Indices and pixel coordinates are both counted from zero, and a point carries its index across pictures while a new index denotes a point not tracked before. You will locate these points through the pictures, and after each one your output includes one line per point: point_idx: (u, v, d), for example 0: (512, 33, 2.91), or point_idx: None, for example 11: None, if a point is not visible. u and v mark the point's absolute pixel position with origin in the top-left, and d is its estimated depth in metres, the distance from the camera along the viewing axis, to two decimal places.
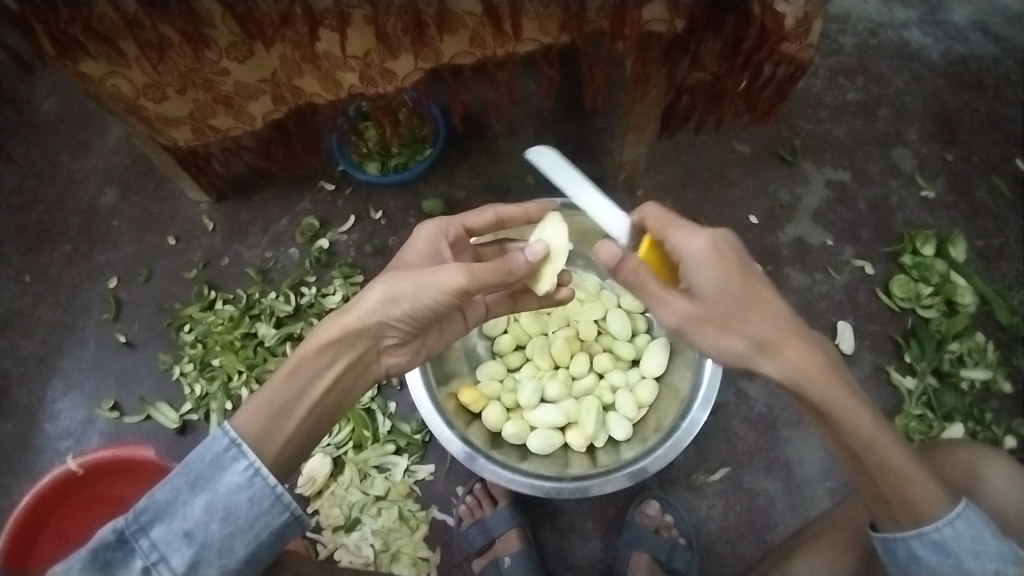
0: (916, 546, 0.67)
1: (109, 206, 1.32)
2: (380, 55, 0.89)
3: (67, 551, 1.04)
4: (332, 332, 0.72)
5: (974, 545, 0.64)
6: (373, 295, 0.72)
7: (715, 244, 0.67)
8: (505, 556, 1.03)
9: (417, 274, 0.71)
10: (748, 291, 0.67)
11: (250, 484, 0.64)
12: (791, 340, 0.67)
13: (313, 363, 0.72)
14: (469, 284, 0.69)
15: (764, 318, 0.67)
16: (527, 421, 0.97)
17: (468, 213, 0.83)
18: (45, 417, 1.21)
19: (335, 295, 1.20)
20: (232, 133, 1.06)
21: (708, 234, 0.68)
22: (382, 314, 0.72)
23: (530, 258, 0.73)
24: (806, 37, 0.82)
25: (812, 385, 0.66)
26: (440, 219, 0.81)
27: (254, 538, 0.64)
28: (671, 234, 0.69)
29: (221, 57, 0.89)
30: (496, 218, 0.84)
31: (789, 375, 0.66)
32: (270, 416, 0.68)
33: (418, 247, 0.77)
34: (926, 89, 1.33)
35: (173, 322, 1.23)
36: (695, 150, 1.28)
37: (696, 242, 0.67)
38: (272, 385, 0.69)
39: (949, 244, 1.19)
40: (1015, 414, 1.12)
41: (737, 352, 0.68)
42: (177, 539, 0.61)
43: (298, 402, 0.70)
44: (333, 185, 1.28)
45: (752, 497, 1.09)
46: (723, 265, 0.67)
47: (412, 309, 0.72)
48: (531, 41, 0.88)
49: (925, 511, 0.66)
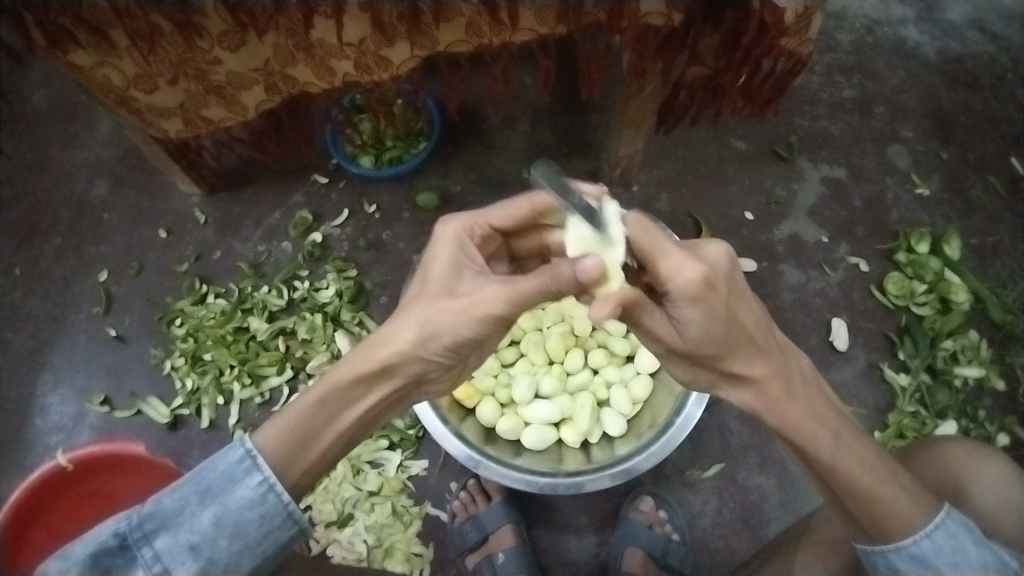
0: (895, 559, 0.67)
1: (100, 198, 1.31)
2: (374, 42, 0.88)
3: (56, 546, 1.03)
4: (367, 365, 0.69)
5: (953, 555, 0.65)
6: (413, 328, 0.69)
7: (707, 282, 0.62)
8: (498, 553, 1.03)
9: (455, 306, 0.68)
10: (729, 330, 0.64)
11: (261, 501, 0.64)
12: (759, 368, 0.67)
13: (344, 394, 0.69)
14: (510, 310, 0.67)
15: (742, 348, 0.66)
16: (521, 417, 0.96)
17: (498, 209, 0.76)
18: (35, 412, 1.19)
19: (329, 289, 1.19)
20: (225, 124, 1.05)
21: (700, 266, 0.62)
22: (420, 349, 0.70)
23: (581, 274, 0.61)
24: (805, 32, 0.81)
25: (772, 414, 0.68)
26: (464, 219, 0.75)
27: (261, 552, 0.65)
28: (659, 263, 0.62)
29: (214, 46, 0.88)
30: (530, 209, 0.76)
31: (749, 400, 0.69)
32: (295, 442, 0.67)
33: (440, 255, 0.72)
34: (922, 86, 1.33)
35: (164, 316, 1.21)
36: (691, 146, 1.27)
37: (685, 275, 0.61)
38: (297, 411, 0.68)
39: (943, 243, 1.18)
40: (1007, 412, 1.12)
41: (709, 376, 0.71)
42: (182, 551, 0.62)
43: (325, 429, 0.69)
44: (327, 177, 1.27)
45: (745, 493, 1.09)
46: (708, 305, 0.62)
47: (451, 343, 0.69)
48: (527, 31, 0.87)
49: (896, 529, 0.66)
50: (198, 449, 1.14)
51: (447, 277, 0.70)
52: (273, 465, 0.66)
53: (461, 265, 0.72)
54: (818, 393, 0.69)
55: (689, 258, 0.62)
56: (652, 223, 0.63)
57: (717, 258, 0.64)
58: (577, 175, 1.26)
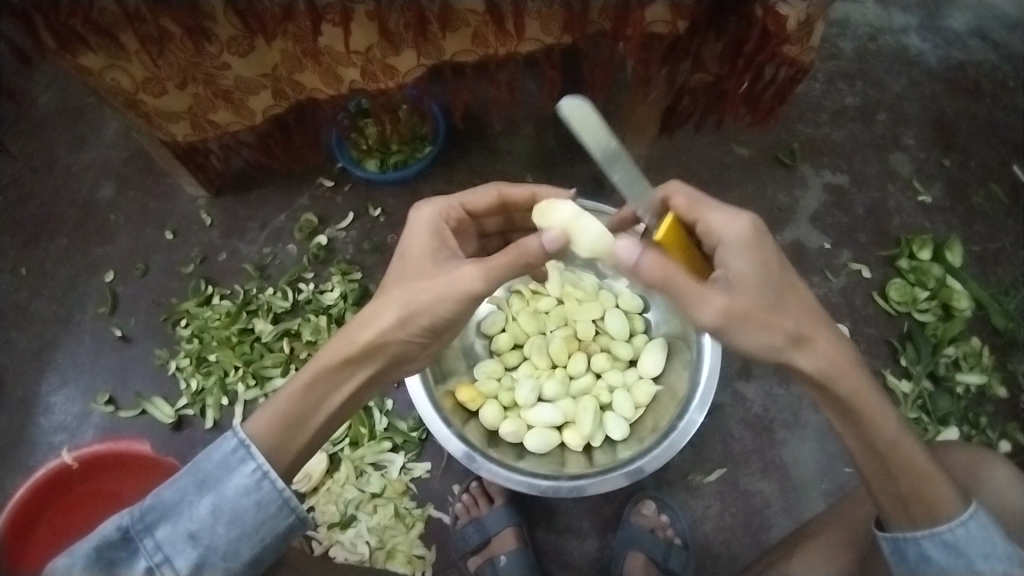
0: (928, 546, 0.67)
1: (107, 200, 1.31)
2: (381, 51, 0.89)
3: (60, 548, 1.04)
4: (349, 347, 0.71)
5: (986, 546, 0.65)
6: (392, 312, 0.70)
7: (756, 229, 0.69)
8: (501, 555, 1.03)
9: (433, 286, 0.69)
10: (784, 280, 0.68)
11: (257, 487, 0.65)
12: (825, 335, 0.69)
13: (330, 377, 0.70)
14: (485, 288, 0.69)
15: (800, 309, 0.68)
16: (524, 421, 0.97)
17: (469, 192, 0.80)
18: (39, 411, 1.20)
19: (333, 292, 1.19)
20: (232, 128, 1.06)
21: (748, 218, 0.70)
22: (399, 331, 0.71)
23: (547, 243, 0.67)
24: (807, 40, 0.82)
25: (843, 378, 0.68)
26: (437, 202, 0.78)
27: (259, 539, 0.65)
28: (708, 216, 0.70)
29: (223, 51, 0.89)
30: (498, 196, 0.81)
31: (825, 366, 0.68)
32: (285, 426, 0.68)
33: (418, 239, 0.74)
34: (924, 94, 1.33)
35: (169, 317, 1.22)
36: (694, 152, 1.28)
37: (736, 223, 0.69)
38: (284, 399, 0.69)
39: (945, 249, 1.19)
40: (1010, 418, 1.13)
41: (776, 344, 0.67)
42: (182, 541, 0.63)
43: (314, 414, 0.70)
44: (332, 181, 1.28)
45: (747, 498, 1.09)
46: (763, 253, 0.68)
47: (429, 322, 0.71)
48: (533, 41, 0.88)
49: (943, 510, 0.67)
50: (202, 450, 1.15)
51: (423, 260, 0.72)
52: (264, 452, 0.67)
53: (440, 250, 0.74)
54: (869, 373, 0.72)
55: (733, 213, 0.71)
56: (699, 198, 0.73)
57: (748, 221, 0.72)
58: (581, 181, 1.27)
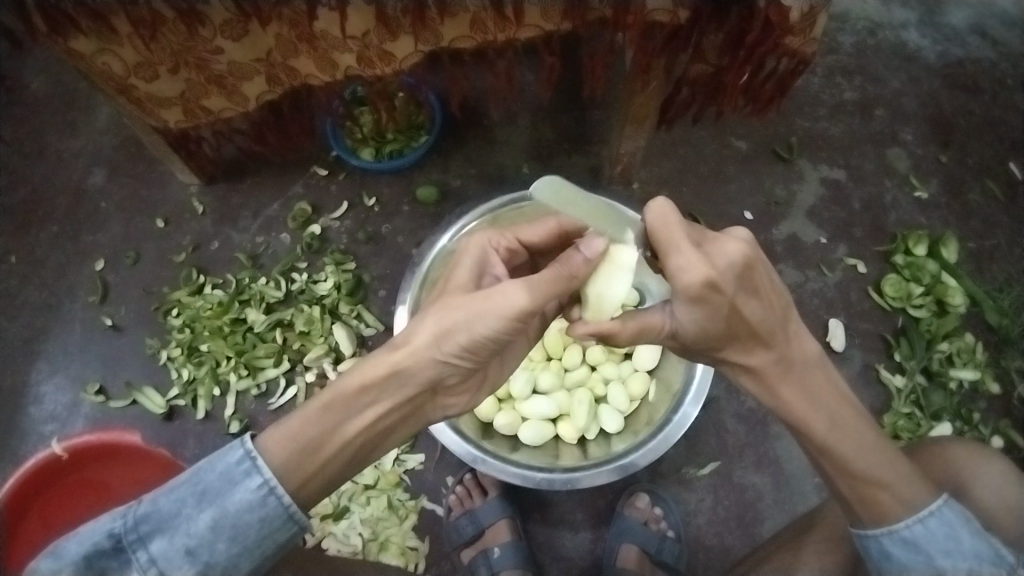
0: (888, 542, 0.68)
1: (97, 186, 1.30)
2: (378, 36, 0.87)
3: (51, 537, 1.03)
4: (377, 372, 0.67)
5: (947, 543, 0.65)
6: (426, 330, 0.67)
7: (711, 284, 0.59)
8: (494, 547, 1.03)
9: (470, 302, 0.67)
10: (732, 325, 0.63)
11: (261, 504, 0.64)
12: (758, 350, 0.66)
13: (349, 402, 0.67)
14: (532, 305, 0.65)
15: (741, 337, 0.65)
16: (518, 413, 0.96)
17: (527, 226, 0.82)
18: (29, 400, 1.19)
19: (327, 282, 1.19)
20: (225, 114, 1.04)
21: (708, 268, 0.59)
22: (431, 351, 0.68)
23: (588, 255, 0.68)
24: (810, 31, 0.82)
25: (770, 393, 0.68)
26: (489, 231, 0.81)
27: (260, 553, 0.65)
28: (667, 258, 0.60)
29: (216, 34, 0.87)
30: (561, 230, 0.82)
31: (751, 382, 0.69)
32: (300, 451, 0.65)
33: (464, 264, 0.77)
34: (922, 90, 1.33)
35: (161, 306, 1.21)
36: (693, 145, 1.27)
37: (687, 276, 0.59)
38: (302, 417, 0.66)
39: (940, 245, 1.20)
40: (1002, 415, 1.13)
41: (711, 360, 0.71)
42: (178, 556, 0.62)
43: (328, 440, 0.67)
44: (326, 170, 1.27)
45: (741, 492, 1.09)
46: (715, 302, 0.60)
47: (468, 342, 0.67)
48: (532, 27, 0.87)
49: (894, 514, 0.67)
50: (194, 440, 1.14)
51: (465, 280, 0.74)
52: (274, 468, 0.65)
53: (482, 271, 0.77)
54: (823, 375, 0.68)
55: (699, 258, 0.59)
56: (680, 219, 0.61)
57: (731, 257, 0.60)
58: (578, 172, 1.26)
